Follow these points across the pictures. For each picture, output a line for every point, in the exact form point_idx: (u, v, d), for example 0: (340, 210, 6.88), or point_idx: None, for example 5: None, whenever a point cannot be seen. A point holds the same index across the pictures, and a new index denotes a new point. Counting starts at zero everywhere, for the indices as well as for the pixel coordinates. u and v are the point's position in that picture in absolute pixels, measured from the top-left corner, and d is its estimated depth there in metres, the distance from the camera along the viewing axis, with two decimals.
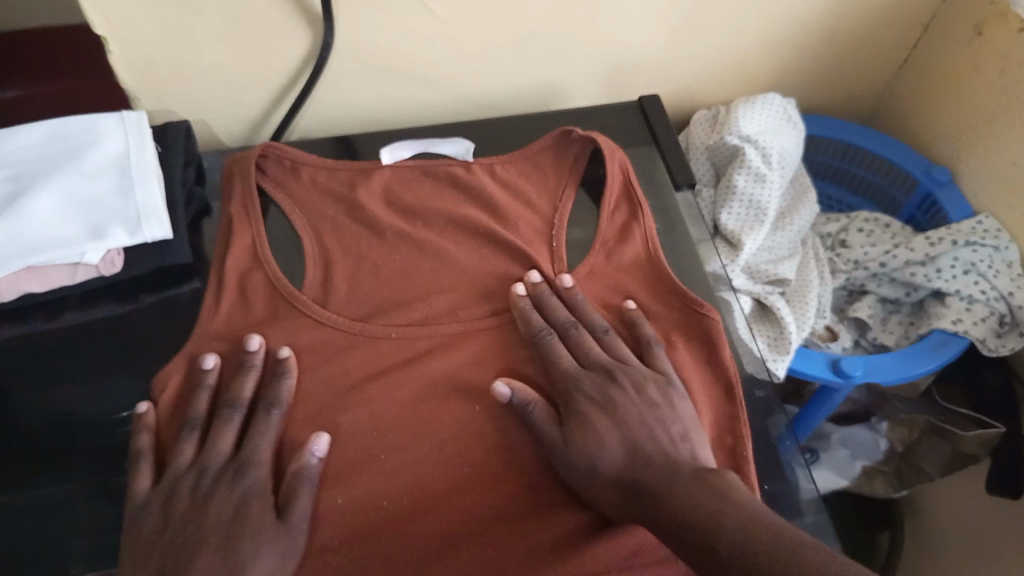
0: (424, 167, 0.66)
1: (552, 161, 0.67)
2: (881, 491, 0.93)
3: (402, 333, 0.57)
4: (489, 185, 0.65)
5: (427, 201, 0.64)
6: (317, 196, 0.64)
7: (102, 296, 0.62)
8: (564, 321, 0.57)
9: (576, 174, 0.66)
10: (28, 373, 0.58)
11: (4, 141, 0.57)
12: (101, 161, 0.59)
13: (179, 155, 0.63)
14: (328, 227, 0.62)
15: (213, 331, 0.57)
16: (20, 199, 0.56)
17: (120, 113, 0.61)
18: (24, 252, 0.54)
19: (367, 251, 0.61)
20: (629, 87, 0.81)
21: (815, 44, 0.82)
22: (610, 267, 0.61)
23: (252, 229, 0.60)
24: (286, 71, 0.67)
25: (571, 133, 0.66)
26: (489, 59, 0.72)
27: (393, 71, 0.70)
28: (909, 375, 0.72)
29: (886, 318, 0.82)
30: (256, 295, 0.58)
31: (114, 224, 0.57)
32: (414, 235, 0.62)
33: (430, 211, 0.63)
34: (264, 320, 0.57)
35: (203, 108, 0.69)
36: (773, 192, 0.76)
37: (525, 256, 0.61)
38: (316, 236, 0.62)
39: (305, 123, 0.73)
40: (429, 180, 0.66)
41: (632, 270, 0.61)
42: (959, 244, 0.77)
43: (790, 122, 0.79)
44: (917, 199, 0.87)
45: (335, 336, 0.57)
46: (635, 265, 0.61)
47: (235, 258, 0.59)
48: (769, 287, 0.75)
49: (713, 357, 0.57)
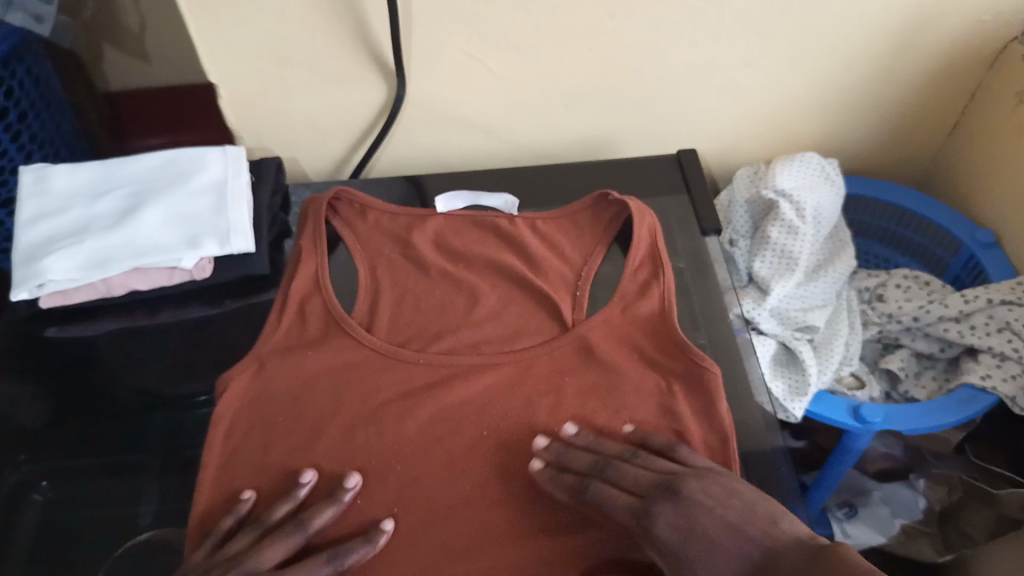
0: (475, 216, 0.75)
1: (587, 223, 0.73)
2: (928, 555, 0.91)
3: (429, 360, 0.64)
4: (528, 235, 0.72)
5: (472, 246, 0.72)
6: (379, 236, 0.73)
7: (195, 298, 0.73)
8: (599, 466, 0.55)
9: (609, 234, 0.72)
10: (129, 358, 0.69)
11: (132, 167, 0.71)
12: (203, 185, 0.70)
13: (268, 185, 0.74)
14: (382, 261, 0.72)
15: (274, 345, 0.66)
16: (137, 212, 0.68)
17: (224, 148, 0.73)
18: (135, 254, 0.66)
19: (413, 285, 0.70)
20: (675, 143, 0.88)
21: (860, 109, 0.87)
22: (627, 318, 0.65)
23: (317, 260, 0.70)
24: (365, 119, 0.78)
25: (608, 197, 0.72)
26: (542, 113, 0.81)
27: (456, 121, 0.80)
28: (931, 426, 0.73)
29: (920, 373, 0.83)
30: (314, 314, 0.67)
31: (206, 236, 0.68)
32: (456, 274, 0.70)
33: (471, 254, 0.72)
34: (317, 336, 0.66)
35: (295, 147, 0.81)
36: (805, 244, 0.80)
37: (549, 299, 0.68)
38: (370, 266, 0.72)
39: (383, 164, 0.84)
40: (476, 228, 0.74)
41: (648, 322, 0.65)
42: (995, 302, 0.78)
43: (828, 180, 0.83)
44: (962, 259, 0.89)
45: (371, 357, 0.65)
46: (651, 318, 0.65)
47: (296, 286, 0.69)
48: (798, 334, 0.79)
49: (711, 410, 0.59)
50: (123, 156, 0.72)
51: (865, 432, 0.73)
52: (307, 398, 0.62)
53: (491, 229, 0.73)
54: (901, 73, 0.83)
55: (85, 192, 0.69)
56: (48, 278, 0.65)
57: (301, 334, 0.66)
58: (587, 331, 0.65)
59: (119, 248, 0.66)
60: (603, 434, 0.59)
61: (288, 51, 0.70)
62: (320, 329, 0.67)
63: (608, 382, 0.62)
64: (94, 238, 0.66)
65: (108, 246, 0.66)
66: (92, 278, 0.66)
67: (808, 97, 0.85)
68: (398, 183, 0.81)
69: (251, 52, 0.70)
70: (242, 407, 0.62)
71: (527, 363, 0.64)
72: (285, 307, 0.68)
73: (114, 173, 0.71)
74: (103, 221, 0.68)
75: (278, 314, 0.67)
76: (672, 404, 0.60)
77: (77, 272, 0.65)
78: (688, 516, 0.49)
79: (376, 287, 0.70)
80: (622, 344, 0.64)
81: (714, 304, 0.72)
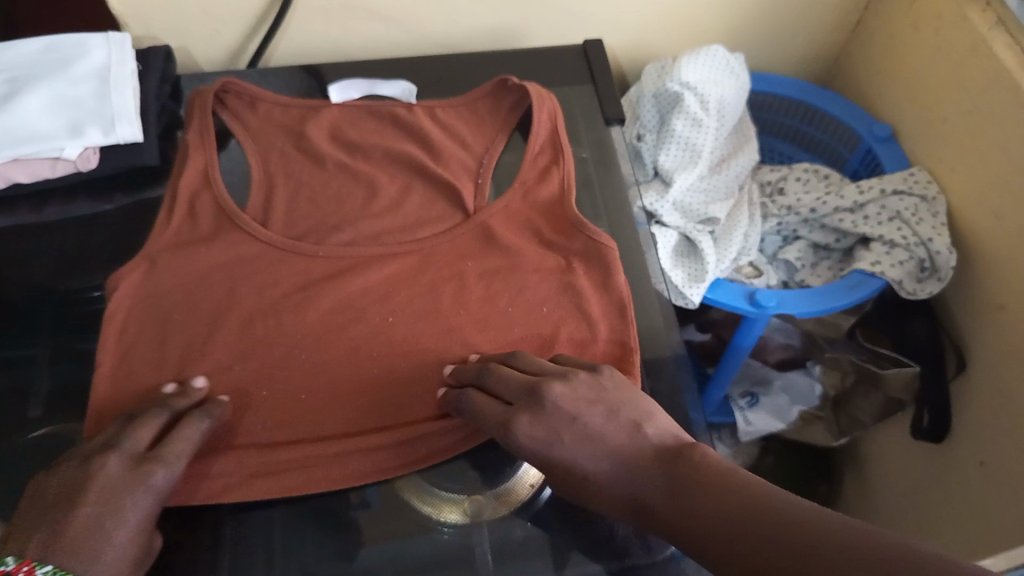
0: (371, 106, 0.73)
1: (485, 108, 0.72)
2: (820, 439, 0.96)
3: (329, 253, 0.63)
4: (427, 124, 0.71)
5: (368, 136, 0.71)
6: (271, 128, 0.71)
7: (82, 194, 0.70)
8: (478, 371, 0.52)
9: (510, 120, 0.71)
10: (13, 256, 0.66)
11: (5, 51, 0.67)
12: (85, 71, 0.67)
13: (155, 74, 0.71)
14: (275, 154, 0.69)
15: (165, 242, 0.63)
16: (12, 100, 0.64)
17: (107, 34, 0.70)
18: (13, 144, 0.63)
19: (308, 178, 0.68)
20: (584, 36, 0.87)
21: (765, 2, 0.87)
22: (527, 203, 0.66)
23: (206, 155, 0.68)
24: (256, 6, 0.75)
25: (507, 81, 0.71)
26: (445, 2, 0.78)
27: (356, 9, 0.77)
28: (826, 309, 0.76)
29: (816, 263, 0.87)
30: (204, 211, 0.65)
31: (90, 124, 0.65)
32: (352, 165, 0.69)
33: (369, 144, 0.70)
34: (210, 231, 0.64)
35: (185, 35, 0.77)
36: (707, 136, 0.82)
37: (449, 187, 0.67)
38: (263, 160, 0.69)
39: (279, 54, 0.81)
40: (373, 118, 0.73)
41: (547, 206, 0.65)
42: (888, 192, 0.82)
43: (731, 74, 0.84)
44: (861, 154, 0.92)
45: (265, 251, 0.63)
46: (550, 201, 0.66)
47: (186, 184, 0.66)
48: (700, 226, 0.81)
49: (607, 283, 0.61)
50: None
51: (761, 316, 0.76)
52: (199, 295, 0.61)
53: (388, 119, 0.72)
54: None
55: None
56: None
57: (192, 232, 0.64)
58: (488, 218, 0.65)
59: None
60: (505, 314, 0.60)
61: None
62: (212, 224, 0.65)
63: (506, 265, 0.62)
64: None
65: None
66: None
67: None
68: (297, 73, 0.78)
69: None
70: (132, 309, 0.60)
71: (427, 250, 0.63)
72: (173, 208, 0.65)
73: None
74: None
75: (167, 214, 0.65)
76: (570, 281, 0.61)
77: None
78: (548, 417, 0.47)
79: (270, 181, 0.68)
80: (521, 229, 0.65)
81: (616, 192, 0.72)
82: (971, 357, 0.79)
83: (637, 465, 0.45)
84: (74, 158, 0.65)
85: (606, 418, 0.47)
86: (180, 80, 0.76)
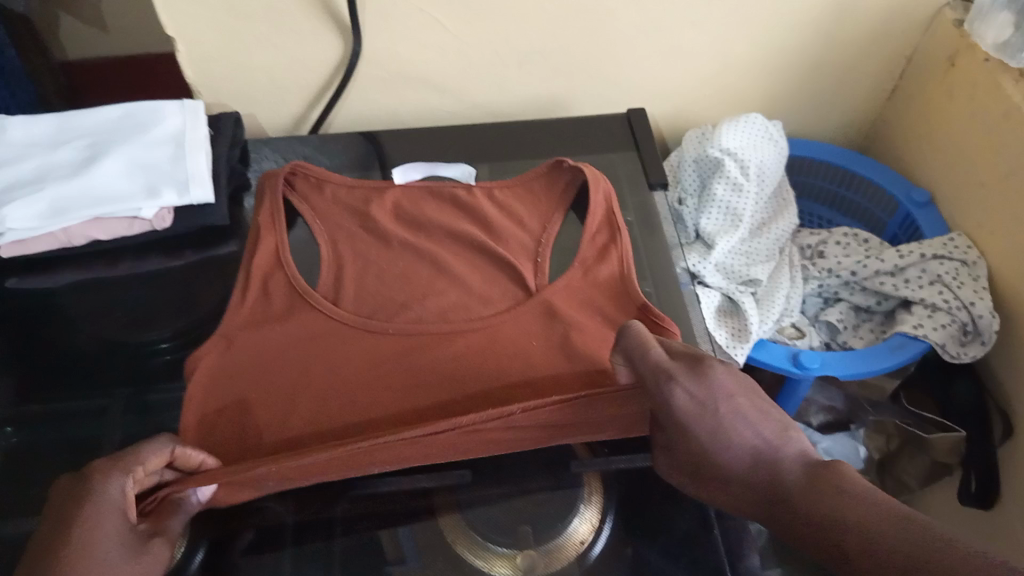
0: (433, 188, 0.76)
1: (542, 189, 0.75)
2: None
3: (396, 329, 0.64)
4: (486, 206, 0.74)
5: (431, 217, 0.74)
6: (337, 210, 0.74)
7: (154, 250, 0.74)
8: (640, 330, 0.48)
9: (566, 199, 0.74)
10: (89, 308, 0.70)
11: (90, 117, 0.72)
12: (161, 136, 0.71)
13: (226, 139, 0.75)
14: (342, 236, 0.72)
15: (239, 322, 0.65)
16: (95, 163, 0.69)
17: (183, 101, 0.74)
18: (93, 204, 0.67)
19: (374, 257, 0.71)
20: (627, 105, 0.90)
21: (801, 74, 0.91)
22: (587, 279, 0.66)
23: (277, 236, 0.70)
24: (319, 79, 0.80)
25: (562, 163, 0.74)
26: (496, 72, 0.83)
27: (412, 79, 0.82)
28: (869, 370, 0.77)
29: (858, 325, 0.88)
30: (276, 290, 0.67)
31: (165, 186, 0.69)
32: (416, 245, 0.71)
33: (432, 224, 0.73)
34: (280, 311, 0.66)
35: (252, 104, 0.82)
36: (748, 200, 0.84)
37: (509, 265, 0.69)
38: (327, 241, 0.72)
39: (339, 121, 0.85)
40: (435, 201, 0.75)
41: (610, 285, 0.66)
42: (928, 256, 0.83)
43: (771, 139, 0.86)
44: (899, 219, 0.94)
45: (337, 327, 0.65)
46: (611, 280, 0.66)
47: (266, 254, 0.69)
48: (742, 286, 0.83)
49: None
50: (81, 108, 0.73)
51: (804, 377, 0.78)
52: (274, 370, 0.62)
53: (449, 201, 0.75)
54: (842, 36, 0.86)
55: (42, 144, 0.70)
56: (6, 226, 0.65)
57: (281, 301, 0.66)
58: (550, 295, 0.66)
59: (77, 197, 0.67)
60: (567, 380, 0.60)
61: (244, 11, 0.71)
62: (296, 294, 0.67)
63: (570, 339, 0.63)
64: (52, 188, 0.67)
65: (67, 195, 0.67)
66: (53, 228, 0.67)
67: (753, 59, 0.88)
68: (355, 140, 0.82)
69: (208, 10, 0.71)
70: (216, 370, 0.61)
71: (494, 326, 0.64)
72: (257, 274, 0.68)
73: (72, 125, 0.72)
74: (61, 171, 0.69)
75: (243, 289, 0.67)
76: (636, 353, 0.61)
77: (35, 220, 0.66)
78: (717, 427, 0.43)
79: (337, 267, 0.70)
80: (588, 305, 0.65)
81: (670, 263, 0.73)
82: (1016, 419, 0.79)
83: (761, 460, 0.43)
84: (150, 217, 0.69)
85: (750, 422, 0.43)
86: (248, 145, 0.80)
